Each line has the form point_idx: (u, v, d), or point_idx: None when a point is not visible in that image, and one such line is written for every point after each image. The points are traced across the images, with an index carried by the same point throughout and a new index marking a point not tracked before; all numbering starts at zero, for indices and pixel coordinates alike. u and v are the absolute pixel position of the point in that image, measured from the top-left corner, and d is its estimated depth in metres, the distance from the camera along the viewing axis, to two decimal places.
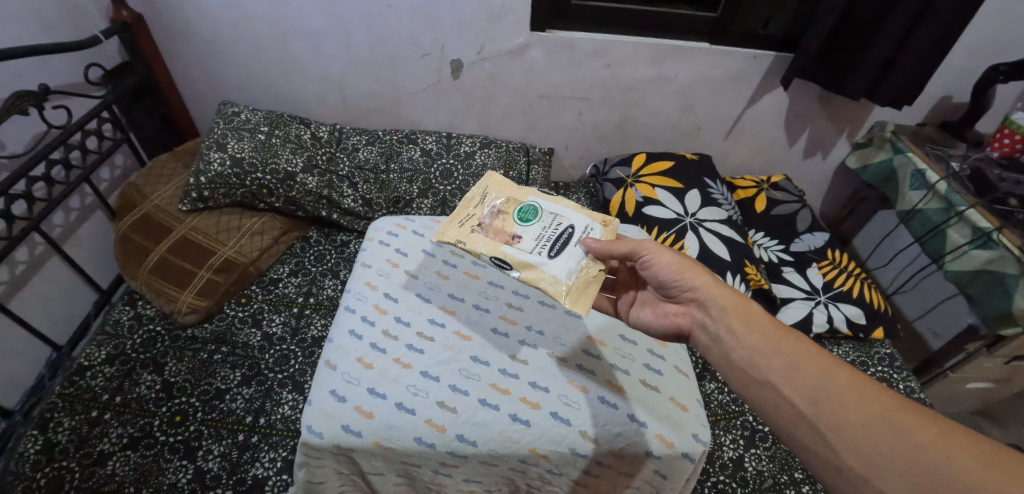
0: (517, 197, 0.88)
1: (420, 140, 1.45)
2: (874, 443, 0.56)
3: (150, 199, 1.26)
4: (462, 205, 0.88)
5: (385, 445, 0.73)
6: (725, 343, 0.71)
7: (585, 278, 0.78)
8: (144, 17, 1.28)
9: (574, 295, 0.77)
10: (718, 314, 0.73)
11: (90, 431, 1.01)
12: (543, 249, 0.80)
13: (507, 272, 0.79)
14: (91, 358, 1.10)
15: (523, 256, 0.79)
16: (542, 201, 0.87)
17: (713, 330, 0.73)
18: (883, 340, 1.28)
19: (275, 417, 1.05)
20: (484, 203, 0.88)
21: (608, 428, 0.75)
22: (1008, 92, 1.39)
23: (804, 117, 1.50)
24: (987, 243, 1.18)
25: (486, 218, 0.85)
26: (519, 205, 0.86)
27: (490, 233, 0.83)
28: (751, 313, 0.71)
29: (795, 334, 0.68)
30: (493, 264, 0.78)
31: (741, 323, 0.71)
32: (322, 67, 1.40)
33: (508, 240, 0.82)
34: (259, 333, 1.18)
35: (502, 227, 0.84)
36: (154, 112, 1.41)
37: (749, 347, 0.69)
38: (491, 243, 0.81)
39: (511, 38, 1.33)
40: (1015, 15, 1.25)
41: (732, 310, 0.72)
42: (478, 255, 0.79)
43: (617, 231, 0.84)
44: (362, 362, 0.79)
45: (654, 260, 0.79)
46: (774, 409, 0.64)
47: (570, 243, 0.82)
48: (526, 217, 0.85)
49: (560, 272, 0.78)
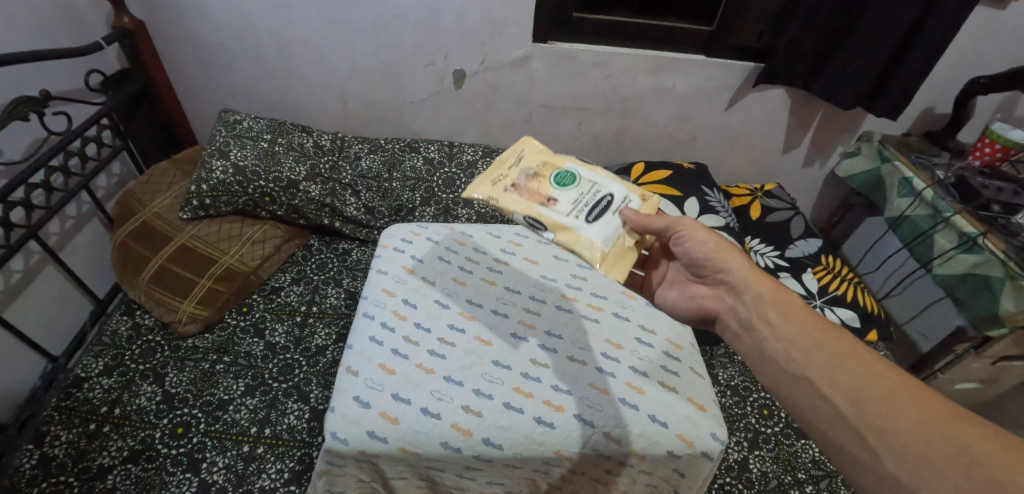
0: (555, 162, 0.89)
1: (422, 148, 1.47)
2: (919, 450, 0.57)
3: (149, 207, 1.24)
4: (497, 166, 0.91)
5: (410, 450, 0.73)
6: (759, 332, 0.74)
7: (621, 247, 0.83)
8: (146, 24, 1.28)
9: (608, 264, 0.81)
10: (751, 303, 0.76)
11: (88, 445, 0.98)
12: (581, 214, 0.83)
13: (541, 232, 0.82)
14: (89, 369, 1.08)
15: (559, 219, 0.82)
16: (581, 168, 0.88)
17: (746, 318, 0.77)
18: (876, 342, 1.31)
19: (281, 427, 1.04)
20: (518, 166, 0.89)
21: (631, 428, 0.76)
22: (987, 103, 1.46)
23: (799, 129, 1.56)
24: (973, 247, 1.23)
25: (521, 180, 0.87)
26: (557, 169, 0.88)
27: (525, 194, 0.85)
28: (788, 304, 0.74)
29: (837, 330, 0.70)
30: (527, 225, 0.81)
31: (777, 315, 0.73)
32: (325, 76, 1.41)
33: (543, 201, 0.84)
34: (262, 343, 1.17)
35: (538, 189, 0.86)
36: (153, 119, 1.40)
37: (787, 341, 0.71)
38: (526, 203, 0.84)
39: (513, 50, 1.36)
40: (992, 31, 1.32)
41: (768, 301, 0.75)
42: (512, 214, 0.82)
43: (655, 207, 0.87)
44: (384, 367, 0.79)
45: (691, 239, 0.84)
46: (812, 405, 0.66)
47: (609, 210, 0.84)
48: (564, 181, 0.86)
49: (596, 237, 0.81)
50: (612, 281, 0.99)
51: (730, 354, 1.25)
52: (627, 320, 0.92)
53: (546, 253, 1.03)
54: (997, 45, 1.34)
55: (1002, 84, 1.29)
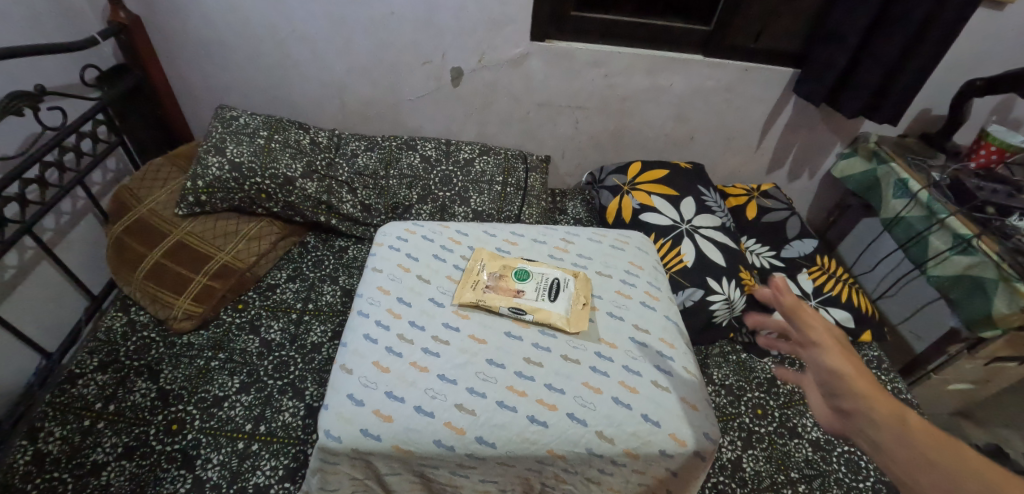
0: (510, 262, 0.97)
1: (419, 146, 1.46)
2: None
3: (144, 203, 1.24)
4: (465, 273, 0.94)
5: (404, 448, 0.73)
6: (881, 457, 0.56)
7: (579, 303, 0.90)
8: (142, 20, 1.27)
9: (575, 321, 0.88)
10: (865, 423, 0.59)
11: (82, 441, 0.98)
12: (545, 297, 0.91)
13: (523, 319, 0.87)
14: (83, 365, 1.08)
15: (531, 304, 0.89)
16: (531, 265, 0.97)
17: (865, 440, 0.58)
18: (870, 343, 1.32)
19: (275, 424, 1.03)
20: (484, 271, 0.94)
21: (624, 428, 0.76)
22: (984, 105, 1.47)
23: (795, 129, 1.56)
24: (967, 249, 1.24)
25: (490, 281, 0.92)
26: (514, 268, 0.95)
27: (499, 291, 0.90)
28: (899, 415, 0.58)
29: (954, 443, 0.54)
30: (512, 315, 0.86)
31: (892, 435, 0.56)
32: (322, 73, 1.40)
33: (515, 294, 0.91)
34: (257, 340, 1.17)
35: (506, 285, 0.92)
36: (149, 115, 1.40)
37: (894, 456, 0.55)
38: (503, 297, 0.89)
39: (510, 48, 1.35)
40: (989, 34, 1.32)
41: (885, 423, 0.57)
42: (499, 309, 0.87)
43: (588, 279, 0.96)
44: (378, 365, 0.79)
45: (823, 356, 0.65)
46: None
47: (563, 287, 0.93)
48: (522, 276, 0.94)
49: (562, 308, 0.89)
50: (607, 279, 0.99)
51: (725, 354, 1.25)
52: (621, 320, 0.91)
53: (541, 251, 1.03)
54: (994, 48, 1.35)
55: (998, 87, 1.29)
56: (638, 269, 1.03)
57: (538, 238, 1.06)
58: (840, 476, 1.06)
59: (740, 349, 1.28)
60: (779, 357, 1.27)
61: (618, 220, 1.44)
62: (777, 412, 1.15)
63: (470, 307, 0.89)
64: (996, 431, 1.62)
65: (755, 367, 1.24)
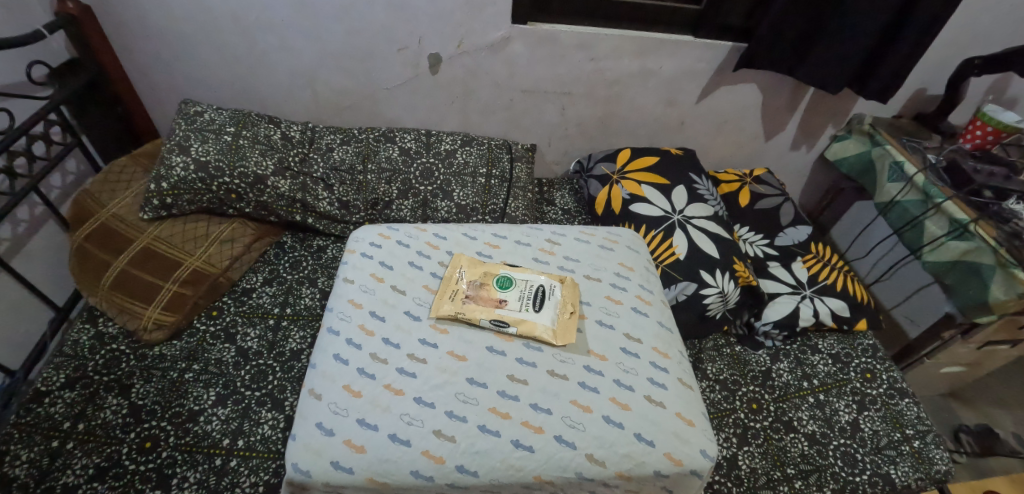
0: (492, 269, 0.92)
1: (398, 138, 1.39)
2: None
3: (108, 207, 1.17)
4: (444, 282, 0.89)
5: (379, 480, 0.70)
6: None
7: (565, 313, 0.86)
8: (92, 9, 1.18)
9: (561, 334, 0.83)
10: None
11: (51, 464, 0.93)
12: (530, 306, 0.86)
13: (506, 332, 0.83)
14: (49, 382, 1.02)
15: (515, 315, 0.85)
16: (514, 272, 0.92)
17: None
18: (865, 331, 1.29)
19: (254, 438, 0.99)
20: (463, 279, 0.90)
21: (615, 449, 0.73)
22: (981, 83, 1.42)
23: (788, 111, 1.51)
24: (964, 234, 1.21)
25: (470, 290, 0.88)
26: (496, 276, 0.90)
27: (479, 301, 0.86)
28: None
29: None
30: (494, 329, 0.82)
31: None
32: (291, 61, 1.32)
33: (496, 304, 0.86)
34: (233, 349, 1.12)
35: (487, 295, 0.87)
36: (108, 113, 1.31)
37: None
38: (484, 309, 0.85)
39: (491, 31, 1.28)
40: (990, 9, 1.27)
41: None
42: (479, 322, 0.83)
43: (574, 286, 0.91)
44: (349, 390, 0.76)
45: None
46: None
47: (548, 295, 0.88)
48: (504, 284, 0.89)
49: (548, 319, 0.85)
50: (597, 284, 0.94)
51: (719, 347, 1.22)
52: (611, 328, 0.87)
53: (525, 254, 0.98)
54: (994, 22, 1.29)
55: (996, 65, 1.25)
56: (628, 271, 0.99)
57: (522, 240, 1.01)
58: (835, 470, 1.04)
59: (734, 341, 1.25)
60: (774, 349, 1.24)
61: (608, 211, 1.39)
62: (773, 406, 1.13)
63: (449, 320, 0.84)
64: (985, 411, 1.63)
65: (749, 360, 1.21)
